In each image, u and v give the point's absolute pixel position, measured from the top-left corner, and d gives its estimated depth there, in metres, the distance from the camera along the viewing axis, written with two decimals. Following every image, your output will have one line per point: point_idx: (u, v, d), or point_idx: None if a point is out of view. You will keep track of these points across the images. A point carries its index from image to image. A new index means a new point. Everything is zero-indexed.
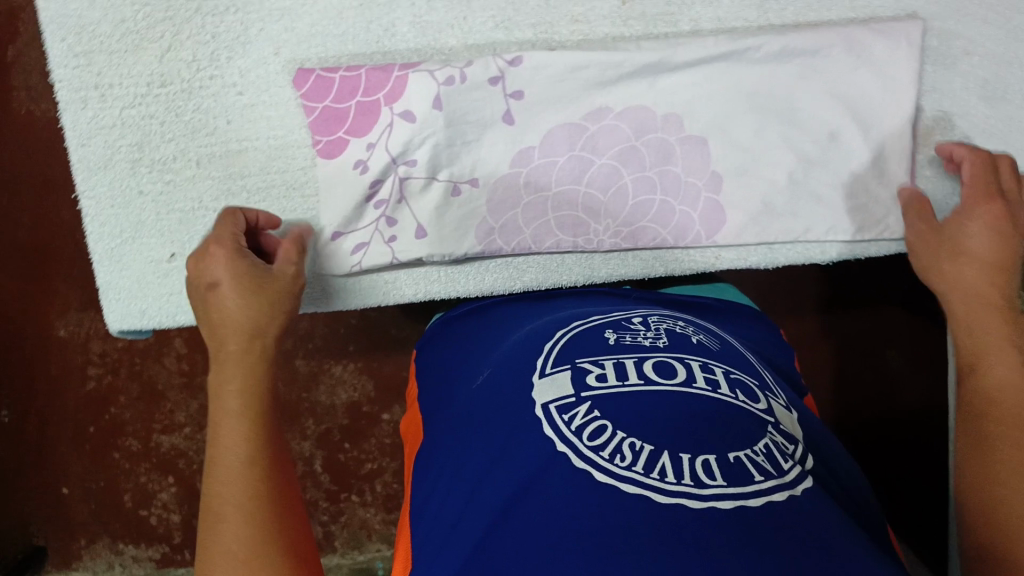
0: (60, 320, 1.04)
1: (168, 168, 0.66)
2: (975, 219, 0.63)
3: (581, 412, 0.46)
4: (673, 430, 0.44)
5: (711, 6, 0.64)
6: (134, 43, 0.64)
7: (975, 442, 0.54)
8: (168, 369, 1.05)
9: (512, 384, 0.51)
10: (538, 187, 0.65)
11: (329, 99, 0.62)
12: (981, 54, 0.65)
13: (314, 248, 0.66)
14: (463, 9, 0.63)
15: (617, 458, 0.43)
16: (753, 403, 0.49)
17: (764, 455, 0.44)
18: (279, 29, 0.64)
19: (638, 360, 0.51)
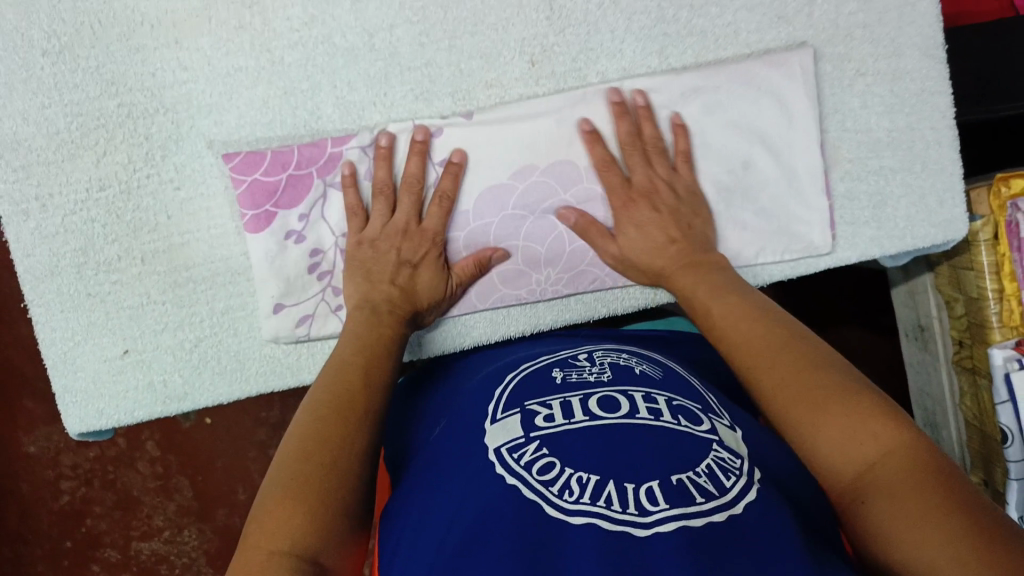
0: (27, 440, 1.18)
1: (113, 267, 0.67)
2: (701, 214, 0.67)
3: (529, 450, 0.48)
4: (617, 461, 0.46)
5: (615, 58, 0.67)
6: (71, 152, 0.66)
7: (786, 384, 0.48)
8: (141, 474, 1.19)
9: (466, 433, 0.52)
10: (477, 248, 0.68)
11: (259, 173, 0.65)
12: (874, 73, 0.69)
13: (266, 326, 0.68)
14: (382, 86, 0.67)
15: (566, 493, 0.44)
16: (696, 426, 0.50)
17: (707, 475, 0.45)
18: (209, 124, 0.67)
19: (584, 396, 0.52)
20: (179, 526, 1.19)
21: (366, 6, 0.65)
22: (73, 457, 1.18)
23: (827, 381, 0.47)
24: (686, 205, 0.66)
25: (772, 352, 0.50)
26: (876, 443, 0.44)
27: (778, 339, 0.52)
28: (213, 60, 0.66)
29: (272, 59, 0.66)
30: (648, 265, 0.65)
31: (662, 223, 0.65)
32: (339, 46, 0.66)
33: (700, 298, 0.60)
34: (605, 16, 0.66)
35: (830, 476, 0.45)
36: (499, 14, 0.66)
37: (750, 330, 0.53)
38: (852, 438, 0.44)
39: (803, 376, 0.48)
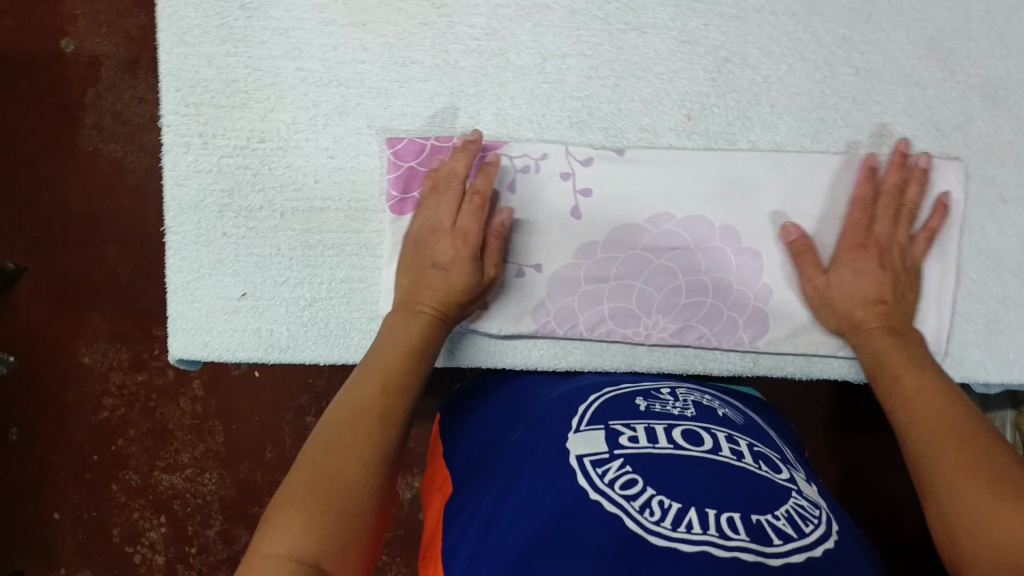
0: (85, 349, 1.23)
1: (254, 215, 0.71)
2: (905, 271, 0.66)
3: (612, 468, 0.49)
4: (699, 490, 0.47)
5: (769, 131, 0.69)
6: (240, 101, 0.70)
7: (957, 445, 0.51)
8: (181, 409, 1.23)
9: (551, 430, 0.55)
10: (598, 278, 0.70)
11: (417, 162, 0.69)
12: (1016, 203, 0.70)
13: (382, 304, 0.71)
14: (543, 107, 0.69)
15: (647, 511, 0.46)
16: (776, 474, 0.52)
17: (787, 519, 0.46)
18: (375, 105, 0.70)
19: (668, 426, 0.54)
20: (203, 468, 1.22)
21: (546, 31, 0.69)
22: (122, 377, 1.23)
23: (981, 451, 0.50)
24: (906, 275, 0.66)
25: (948, 424, 0.53)
26: (997, 503, 0.46)
27: (960, 413, 0.54)
28: (393, 49, 0.69)
29: (446, 59, 0.69)
30: (847, 308, 0.66)
31: (880, 280, 0.65)
32: (512, 62, 0.69)
33: (886, 368, 0.61)
34: (769, 90, 0.68)
35: (946, 522, 0.49)
36: (668, 65, 0.68)
37: (939, 399, 0.56)
38: (978, 498, 0.48)
39: (962, 444, 0.51)
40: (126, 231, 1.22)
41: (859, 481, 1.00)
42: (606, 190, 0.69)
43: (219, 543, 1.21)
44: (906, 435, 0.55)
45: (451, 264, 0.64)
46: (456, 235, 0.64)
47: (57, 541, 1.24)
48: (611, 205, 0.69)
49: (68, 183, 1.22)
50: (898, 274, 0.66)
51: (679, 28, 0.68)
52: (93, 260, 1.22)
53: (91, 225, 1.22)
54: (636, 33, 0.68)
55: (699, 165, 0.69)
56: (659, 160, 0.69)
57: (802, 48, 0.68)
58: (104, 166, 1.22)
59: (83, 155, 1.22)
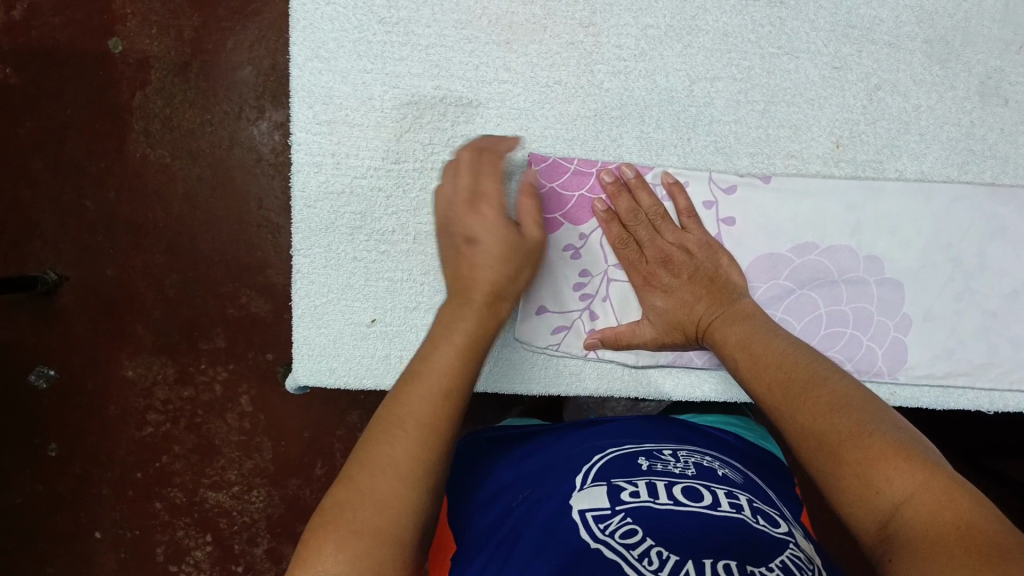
0: (128, 362, 1.08)
1: (385, 239, 0.68)
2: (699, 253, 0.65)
3: (613, 522, 0.49)
4: (693, 545, 0.47)
5: (917, 160, 0.68)
6: (377, 121, 0.68)
7: (815, 426, 0.48)
8: (227, 425, 1.08)
9: (551, 491, 0.55)
10: None
11: (557, 184, 0.67)
12: None
13: (520, 324, 0.68)
14: (688, 131, 0.68)
15: (645, 562, 0.45)
16: (775, 528, 0.51)
17: (781, 569, 0.45)
18: (515, 127, 0.68)
19: (668, 483, 0.54)
20: (250, 485, 1.08)
21: (695, 53, 0.67)
22: (167, 391, 1.08)
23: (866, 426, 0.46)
24: (705, 258, 0.65)
25: (805, 397, 0.50)
26: (910, 483, 0.42)
27: (834, 388, 0.50)
28: (537, 70, 0.67)
29: (592, 80, 0.67)
30: (674, 297, 0.64)
31: (701, 267, 0.64)
32: (660, 85, 0.67)
33: (732, 355, 0.58)
34: (920, 117, 0.67)
35: (860, 505, 0.43)
36: (819, 91, 0.67)
37: (785, 372, 0.53)
38: (889, 477, 0.43)
39: (838, 417, 0.47)
40: (174, 227, 1.07)
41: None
42: (749, 218, 0.68)
43: (266, 561, 1.09)
44: (776, 415, 0.52)
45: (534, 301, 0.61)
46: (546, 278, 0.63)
47: (92, 565, 1.09)
48: (753, 235, 0.68)
49: (111, 179, 1.08)
50: (712, 265, 0.65)
51: (832, 54, 0.67)
52: (143, 258, 1.08)
53: (135, 222, 1.08)
54: (789, 57, 0.67)
55: (845, 193, 0.68)
56: (807, 188, 0.68)
57: (952, 76, 0.67)
58: (142, 162, 1.08)
59: (122, 139, 1.08)
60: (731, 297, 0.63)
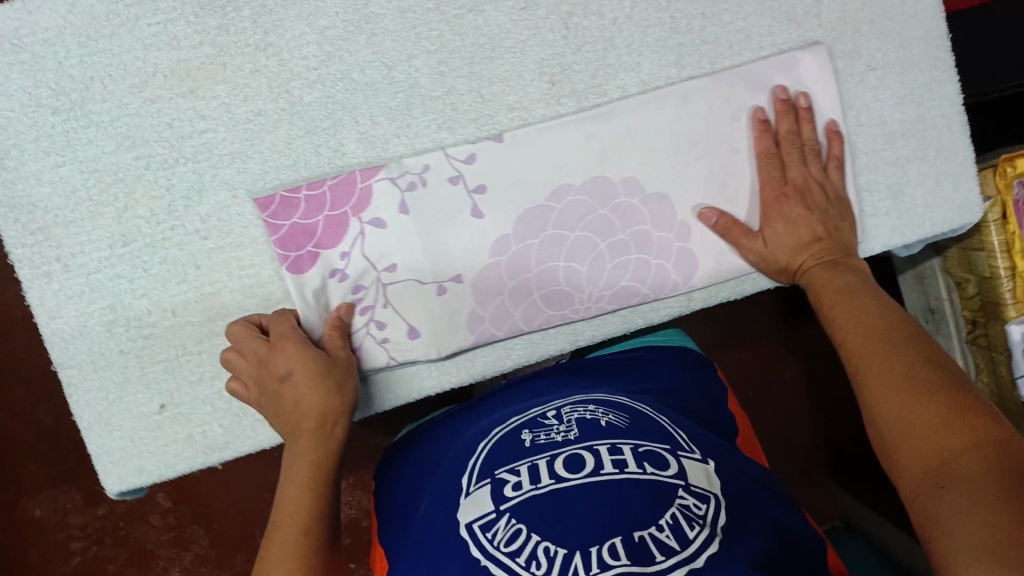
0: (32, 503, 1.05)
1: (144, 323, 0.66)
2: (788, 217, 0.66)
3: (501, 526, 0.47)
4: (583, 527, 0.45)
5: (633, 71, 0.68)
6: (89, 210, 0.65)
7: (896, 370, 0.51)
8: (154, 527, 1.06)
9: (442, 504, 0.52)
10: (518, 270, 0.68)
11: (297, 217, 0.65)
12: (884, 66, 0.70)
13: None
14: (405, 117, 0.66)
15: (533, 565, 0.44)
16: (663, 471, 0.49)
17: (671, 527, 0.45)
18: (232, 172, 0.65)
19: (550, 457, 0.51)
20: (197, 575, 1.06)
21: (383, 39, 0.65)
22: (81, 516, 1.05)
23: (950, 380, 0.49)
24: (835, 208, 0.67)
25: (894, 346, 0.53)
26: (966, 434, 0.45)
27: (909, 343, 0.53)
28: (233, 107, 0.65)
29: (291, 99, 0.65)
30: (787, 248, 0.66)
31: (811, 221, 0.66)
32: (359, 81, 0.65)
33: (824, 299, 0.61)
34: (621, 30, 0.67)
35: (913, 464, 0.46)
36: (515, 36, 0.66)
37: (876, 327, 0.55)
38: (948, 432, 0.46)
39: (924, 367, 0.50)
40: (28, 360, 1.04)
41: (822, 392, 1.09)
42: (497, 181, 0.67)
43: None
44: (854, 370, 0.55)
45: (336, 393, 0.61)
46: (338, 369, 0.63)
47: None
48: (508, 196, 0.67)
49: None
50: (775, 194, 0.67)
51: None
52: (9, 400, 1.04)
53: None
54: (473, 14, 0.66)
55: (577, 125, 0.67)
56: (540, 133, 0.67)
57: None
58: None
59: None
60: (839, 250, 0.65)
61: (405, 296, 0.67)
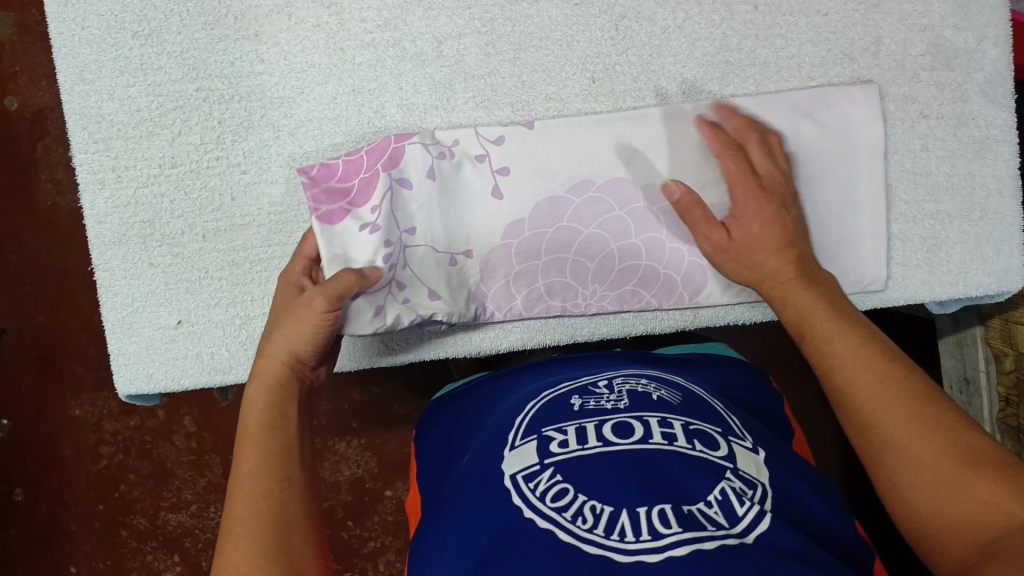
0: (75, 402, 1.10)
1: (177, 242, 0.71)
2: (762, 214, 0.62)
3: (544, 479, 0.47)
4: (629, 492, 0.45)
5: (675, 81, 0.68)
6: (148, 130, 0.70)
7: (925, 433, 0.45)
8: (176, 447, 1.08)
9: (490, 448, 0.53)
10: (528, 255, 0.69)
11: (336, 178, 0.67)
12: (937, 116, 0.68)
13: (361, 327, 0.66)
14: (445, 91, 0.69)
15: (579, 520, 0.44)
16: (712, 452, 0.49)
17: (719, 506, 0.45)
18: (278, 115, 0.70)
19: (599, 422, 0.51)
20: (206, 502, 1.08)
21: (438, 15, 0.68)
22: (115, 423, 1.09)
23: (978, 444, 0.44)
24: (778, 194, 0.63)
25: (902, 399, 0.47)
26: (1017, 513, 0.41)
27: (913, 391, 0.48)
28: (290, 56, 0.69)
29: (344, 57, 0.69)
30: (755, 254, 0.61)
31: (784, 221, 0.62)
32: (408, 50, 0.69)
33: (795, 323, 0.57)
34: (669, 39, 0.68)
35: (962, 549, 0.42)
36: (564, 30, 0.68)
37: (876, 372, 0.49)
38: (981, 501, 0.42)
39: (944, 424, 0.46)
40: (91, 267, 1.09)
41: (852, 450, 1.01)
42: (521, 165, 0.68)
43: None
44: (859, 427, 0.48)
45: (272, 328, 0.58)
46: (294, 309, 0.58)
47: None
48: (529, 182, 0.68)
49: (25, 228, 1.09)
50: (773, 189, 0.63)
51: None
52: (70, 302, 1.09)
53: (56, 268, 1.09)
54: (527, 3, 0.68)
55: (607, 125, 0.68)
56: (571, 127, 0.68)
57: None
58: (53, 210, 1.09)
59: None
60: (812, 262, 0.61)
61: (425, 263, 0.68)
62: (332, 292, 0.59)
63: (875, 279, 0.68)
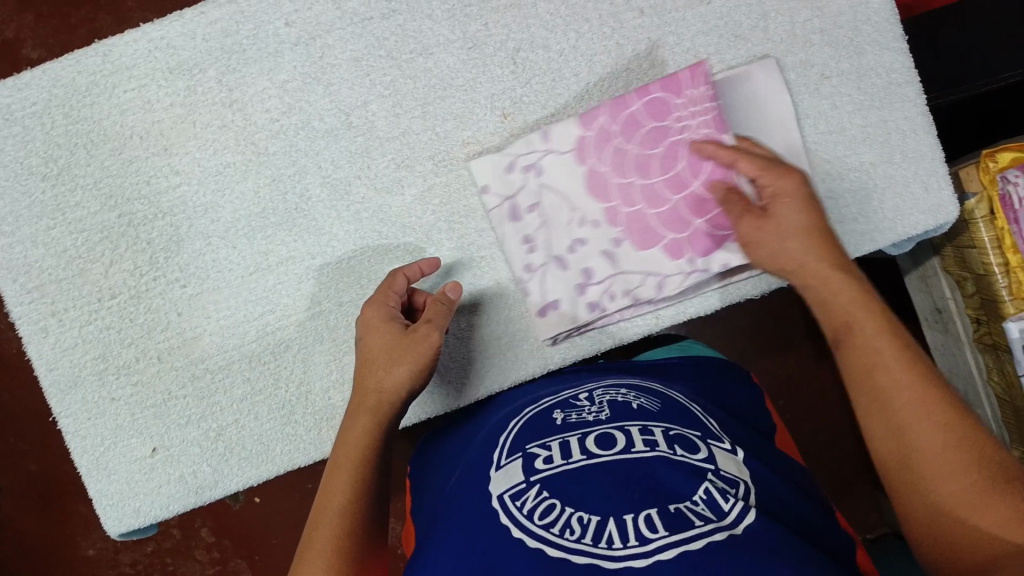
0: (85, 543, 1.07)
1: (132, 370, 0.70)
2: (791, 218, 0.58)
3: (530, 496, 0.48)
4: (614, 497, 0.46)
5: (583, 100, 0.69)
6: (79, 267, 0.69)
7: (948, 439, 0.49)
8: (199, 562, 1.06)
9: (474, 480, 0.53)
10: (559, 266, 0.69)
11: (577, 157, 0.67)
12: (838, 74, 0.70)
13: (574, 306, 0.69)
14: (365, 159, 0.69)
15: (567, 532, 0.44)
16: (694, 454, 0.50)
17: (705, 503, 0.45)
18: (205, 221, 0.69)
19: (581, 436, 0.53)
20: None
21: (339, 88, 0.68)
22: (131, 554, 1.06)
23: (998, 456, 0.48)
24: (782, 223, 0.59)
25: (914, 400, 0.51)
26: (1018, 528, 0.46)
27: (937, 398, 0.50)
28: (204, 162, 0.69)
29: (257, 150, 0.69)
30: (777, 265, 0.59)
31: (772, 245, 0.59)
32: (319, 128, 0.69)
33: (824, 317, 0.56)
34: (568, 61, 0.69)
35: (965, 548, 0.47)
36: (465, 75, 0.69)
37: (899, 375, 0.52)
38: (987, 522, 0.46)
39: (959, 432, 0.49)
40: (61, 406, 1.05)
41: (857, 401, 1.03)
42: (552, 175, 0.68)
43: None
44: (875, 427, 0.52)
45: (394, 365, 0.61)
46: (411, 342, 0.62)
47: None
48: (561, 189, 0.68)
49: None
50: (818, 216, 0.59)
51: (461, 37, 0.68)
52: (53, 444, 1.05)
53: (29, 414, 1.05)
54: (424, 57, 0.68)
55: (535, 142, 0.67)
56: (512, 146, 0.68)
57: (582, 11, 0.68)
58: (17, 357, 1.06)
59: None
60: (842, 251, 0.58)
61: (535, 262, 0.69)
62: (438, 323, 0.63)
63: None
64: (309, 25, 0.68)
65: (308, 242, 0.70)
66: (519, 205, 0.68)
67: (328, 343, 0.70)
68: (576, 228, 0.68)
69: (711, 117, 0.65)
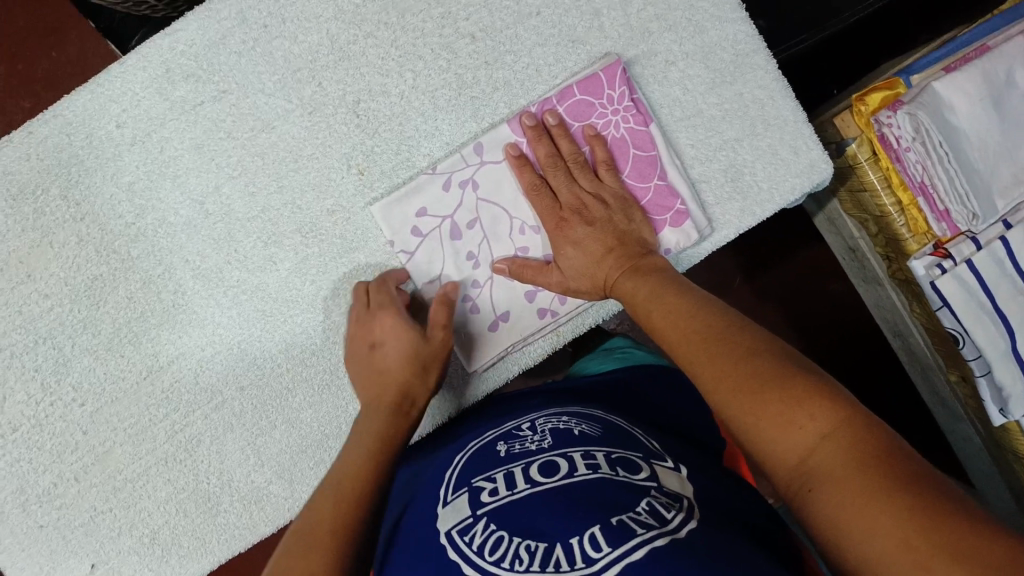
0: None
1: (53, 495, 0.70)
2: (574, 241, 0.65)
3: (478, 531, 0.44)
4: (561, 520, 0.44)
5: (435, 137, 0.68)
6: None
7: (745, 374, 0.48)
8: None
9: (421, 523, 0.49)
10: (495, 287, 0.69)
11: None
12: (683, 57, 0.68)
13: (514, 325, 0.70)
14: (230, 243, 0.68)
15: (516, 563, 0.41)
16: (635, 475, 0.48)
17: (648, 513, 0.43)
18: (88, 336, 0.69)
19: (525, 466, 0.50)
20: None
21: (187, 178, 0.67)
22: None
23: (788, 373, 0.46)
24: (618, 211, 0.66)
25: (706, 354, 0.51)
26: (819, 426, 0.43)
27: (732, 338, 0.51)
28: (71, 279, 0.68)
29: (121, 256, 0.68)
30: (591, 279, 0.65)
31: (599, 234, 0.64)
32: (178, 222, 0.68)
33: (638, 310, 0.60)
34: (410, 101, 0.67)
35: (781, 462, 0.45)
36: (312, 138, 0.67)
37: (685, 332, 0.53)
38: (798, 438, 0.44)
39: (757, 362, 0.48)
40: None
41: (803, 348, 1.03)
42: (474, 196, 0.67)
43: None
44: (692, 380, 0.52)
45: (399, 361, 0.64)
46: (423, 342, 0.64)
47: None
48: (490, 206, 0.68)
49: None
50: (604, 220, 0.65)
51: (298, 103, 0.67)
52: None
53: None
54: (265, 128, 0.67)
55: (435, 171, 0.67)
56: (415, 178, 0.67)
57: (412, 49, 0.67)
58: None
59: None
60: (634, 251, 0.64)
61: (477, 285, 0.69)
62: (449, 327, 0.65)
63: (705, 226, 0.69)
64: (141, 121, 0.66)
65: (194, 336, 0.69)
66: (458, 222, 0.67)
67: (237, 429, 0.70)
68: (518, 236, 0.68)
69: (633, 112, 0.66)
